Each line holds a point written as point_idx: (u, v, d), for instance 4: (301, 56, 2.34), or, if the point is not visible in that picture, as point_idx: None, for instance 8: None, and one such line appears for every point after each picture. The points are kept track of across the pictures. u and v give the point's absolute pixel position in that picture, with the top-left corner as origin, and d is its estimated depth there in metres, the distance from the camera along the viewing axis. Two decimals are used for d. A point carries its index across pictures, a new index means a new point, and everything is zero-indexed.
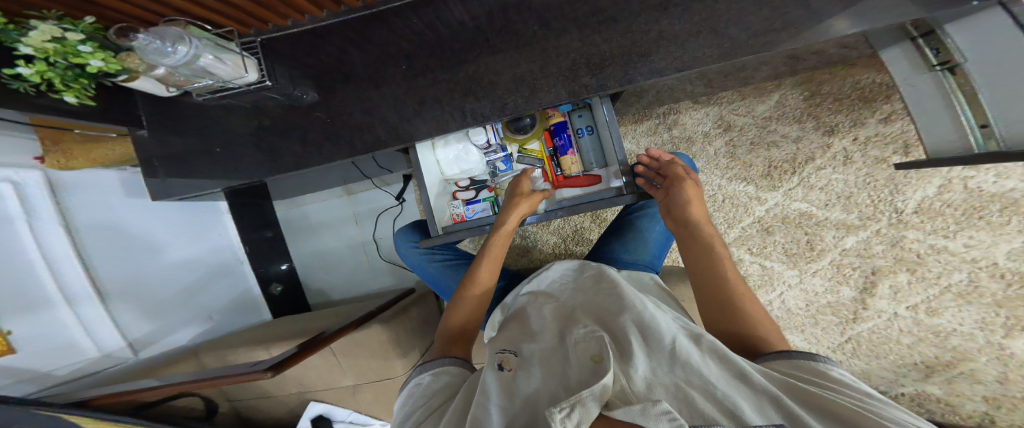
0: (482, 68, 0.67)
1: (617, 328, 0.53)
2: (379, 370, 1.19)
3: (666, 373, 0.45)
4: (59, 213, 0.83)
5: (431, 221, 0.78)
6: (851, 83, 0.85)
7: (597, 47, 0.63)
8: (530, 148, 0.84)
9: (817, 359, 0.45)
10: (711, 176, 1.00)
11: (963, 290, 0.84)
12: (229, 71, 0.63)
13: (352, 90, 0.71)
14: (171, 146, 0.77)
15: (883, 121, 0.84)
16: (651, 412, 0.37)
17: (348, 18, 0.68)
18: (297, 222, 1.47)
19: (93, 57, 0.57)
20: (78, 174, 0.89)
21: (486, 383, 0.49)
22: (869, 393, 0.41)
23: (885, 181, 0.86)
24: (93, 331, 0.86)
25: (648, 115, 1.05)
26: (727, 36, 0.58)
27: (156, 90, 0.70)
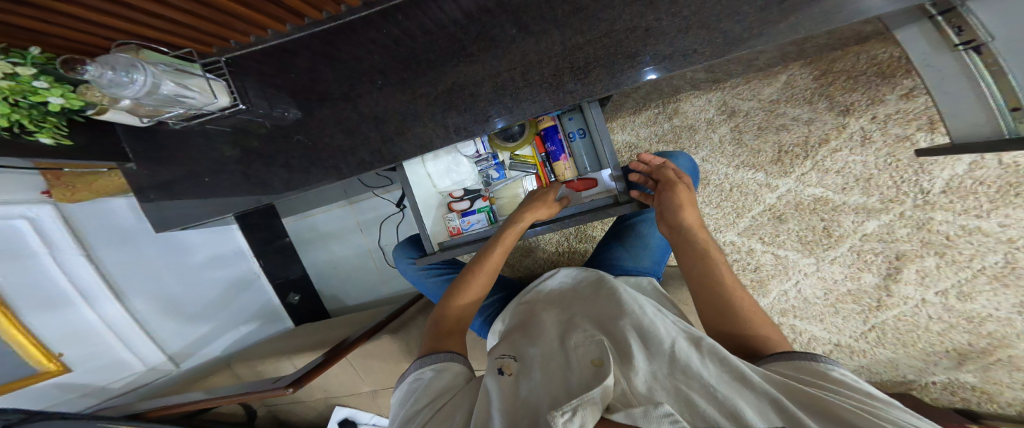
0: (461, 79, 0.65)
1: (617, 331, 0.51)
2: (394, 377, 1.22)
3: (666, 377, 0.42)
4: (79, 245, 0.88)
5: (426, 239, 0.78)
6: (867, 58, 0.78)
7: (580, 51, 0.59)
8: (523, 154, 0.81)
9: (817, 360, 0.43)
10: (716, 165, 0.96)
11: (998, 272, 0.78)
12: (197, 98, 0.61)
13: (330, 111, 0.70)
14: (159, 176, 0.78)
15: (905, 97, 0.77)
16: (653, 414, 0.36)
17: (314, 30, 0.65)
18: (300, 236, 1.47)
19: (51, 93, 0.55)
20: (85, 205, 0.91)
21: (487, 387, 0.47)
22: (872, 394, 0.38)
23: (908, 161, 0.79)
24: (136, 350, 1.00)
25: (648, 105, 1.00)
26: (720, 30, 0.54)
27: (132, 121, 0.70)
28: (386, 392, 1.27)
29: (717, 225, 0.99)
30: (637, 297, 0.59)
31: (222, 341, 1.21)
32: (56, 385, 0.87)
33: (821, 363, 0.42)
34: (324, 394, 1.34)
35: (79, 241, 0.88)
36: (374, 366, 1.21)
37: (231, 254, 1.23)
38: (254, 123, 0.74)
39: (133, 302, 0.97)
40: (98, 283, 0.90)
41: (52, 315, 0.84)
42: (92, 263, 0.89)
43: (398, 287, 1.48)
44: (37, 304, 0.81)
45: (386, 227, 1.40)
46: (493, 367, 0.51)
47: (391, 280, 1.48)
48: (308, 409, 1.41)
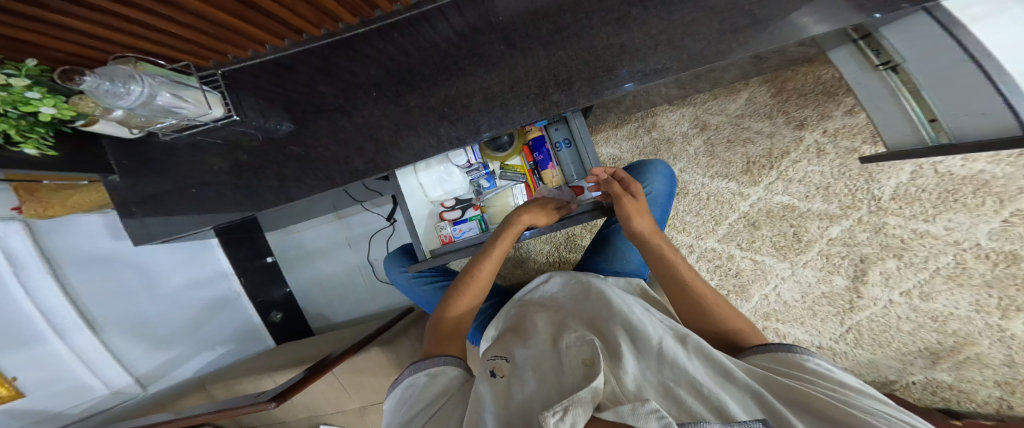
0: (454, 91, 0.69)
1: (607, 333, 0.54)
2: (382, 389, 1.20)
3: (655, 375, 0.46)
4: (46, 263, 0.83)
5: (418, 245, 0.81)
6: (813, 79, 0.87)
7: (563, 65, 0.64)
8: (512, 164, 0.85)
9: (796, 352, 0.46)
10: (694, 175, 1.02)
11: (951, 272, 0.85)
12: (193, 108, 0.63)
13: (324, 121, 0.73)
14: (146, 188, 0.78)
15: (849, 113, 0.86)
16: (641, 411, 0.36)
17: (313, 46, 0.69)
18: (289, 251, 1.46)
19: (42, 103, 0.55)
20: (56, 221, 0.87)
21: (479, 391, 0.48)
22: (847, 383, 0.41)
23: (859, 170, 0.87)
24: (100, 373, 0.92)
25: (629, 119, 1.06)
26: (684, 48, 0.60)
27: (122, 132, 0.71)
28: (375, 407, 1.25)
29: (698, 232, 1.03)
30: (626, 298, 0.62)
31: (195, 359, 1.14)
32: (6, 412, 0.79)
33: (799, 355, 0.45)
34: (308, 413, 1.30)
35: (47, 260, 0.83)
36: (362, 380, 1.19)
37: (214, 273, 1.20)
38: (247, 135, 0.76)
39: (102, 321, 0.91)
40: (65, 302, 0.84)
41: (11, 336, 0.77)
42: (58, 283, 0.84)
43: (387, 298, 1.47)
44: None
45: (376, 238, 1.41)
46: (485, 371, 0.53)
47: (380, 292, 1.47)
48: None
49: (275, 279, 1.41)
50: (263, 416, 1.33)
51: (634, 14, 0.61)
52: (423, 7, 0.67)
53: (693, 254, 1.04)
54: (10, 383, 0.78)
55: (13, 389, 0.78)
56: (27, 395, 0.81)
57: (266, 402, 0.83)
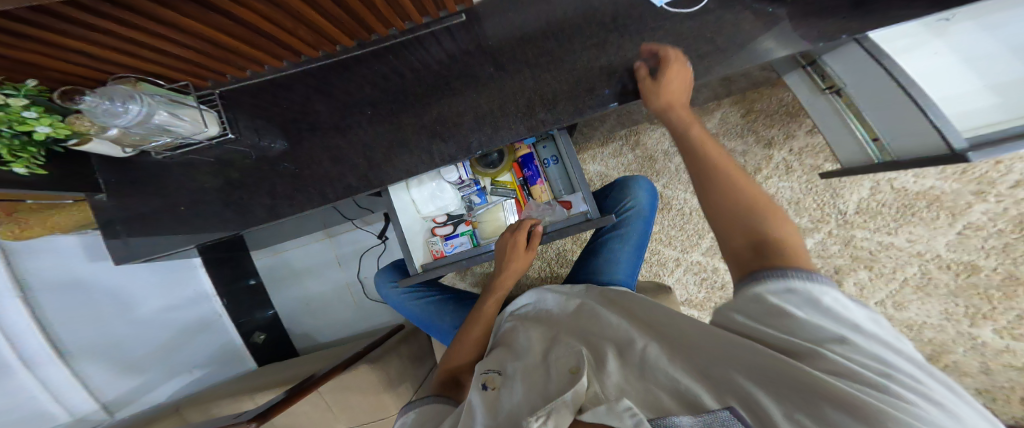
0: (445, 110, 0.72)
1: (594, 338, 0.54)
2: (371, 409, 1.18)
3: (637, 377, 0.44)
4: (18, 287, 0.79)
5: (408, 260, 0.81)
6: (777, 101, 0.93)
7: (548, 86, 0.68)
8: (502, 180, 0.88)
9: (806, 277, 0.37)
10: (677, 191, 1.06)
11: (919, 282, 0.90)
12: (188, 126, 0.66)
13: (319, 139, 0.75)
14: (132, 207, 0.77)
15: (810, 133, 0.92)
16: (616, 409, 0.38)
17: (310, 67, 0.73)
18: (276, 270, 1.44)
19: (40, 122, 0.57)
20: (33, 242, 0.84)
21: (471, 403, 0.51)
22: (858, 326, 0.34)
23: (824, 186, 0.93)
24: (65, 400, 0.86)
25: (613, 137, 1.10)
26: (656, 71, 0.65)
27: (114, 152, 0.72)
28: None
29: (683, 246, 1.07)
30: (613, 304, 0.61)
31: (169, 383, 1.09)
32: None
33: (809, 281, 0.37)
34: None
35: (19, 285, 0.79)
36: (349, 398, 1.15)
37: (193, 294, 1.17)
38: (241, 154, 0.77)
39: (68, 345, 0.86)
40: (33, 327, 0.80)
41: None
42: (29, 306, 0.80)
43: (376, 314, 1.46)
44: None
45: (366, 254, 1.41)
46: (477, 382, 0.56)
47: (369, 309, 1.46)
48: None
49: (258, 298, 1.38)
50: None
51: (611, 39, 0.67)
52: (416, 32, 0.71)
53: (680, 268, 1.08)
54: None
55: None
56: None
57: (246, 423, 0.80)
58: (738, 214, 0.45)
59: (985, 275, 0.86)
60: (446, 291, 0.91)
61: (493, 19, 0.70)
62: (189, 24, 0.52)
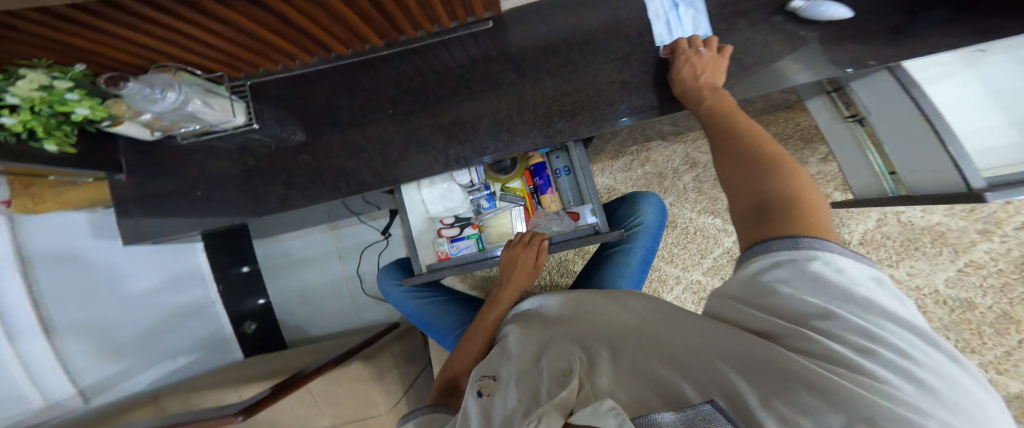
0: (463, 113, 0.73)
1: (590, 338, 0.50)
2: (357, 406, 1.11)
3: (630, 377, 0.41)
4: (21, 262, 0.79)
5: (414, 258, 0.81)
6: (794, 125, 0.94)
7: (568, 96, 0.69)
8: (512, 187, 0.89)
9: (804, 246, 0.35)
10: (682, 209, 1.07)
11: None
12: (217, 115, 0.65)
13: (339, 134, 0.76)
14: (151, 189, 0.78)
15: (822, 161, 0.93)
16: (600, 410, 0.35)
17: (339, 64, 0.74)
18: (277, 259, 1.43)
19: (79, 105, 0.58)
20: (47, 218, 0.85)
21: (468, 411, 0.51)
22: (851, 295, 0.32)
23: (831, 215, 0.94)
24: (42, 378, 0.80)
25: (623, 152, 1.11)
26: None
27: (142, 135, 0.72)
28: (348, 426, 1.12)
29: (684, 264, 1.08)
30: (608, 300, 0.57)
31: (149, 370, 1.02)
32: None
33: (803, 253, 0.35)
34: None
35: (21, 258, 0.79)
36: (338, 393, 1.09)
37: (189, 276, 1.12)
38: (258, 143, 0.77)
39: (56, 320, 0.83)
40: (25, 302, 0.78)
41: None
42: (27, 281, 0.79)
43: (372, 312, 1.45)
44: None
45: (367, 251, 1.41)
46: (472, 389, 0.55)
47: (366, 306, 1.45)
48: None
49: (257, 286, 1.37)
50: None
51: (634, 54, 0.68)
52: (443, 36, 0.73)
53: (679, 286, 1.08)
54: None
55: None
56: None
57: (233, 415, 0.74)
58: (761, 178, 0.42)
59: (981, 312, 0.86)
60: (449, 293, 0.91)
61: (518, 26, 0.72)
62: (229, 17, 0.52)
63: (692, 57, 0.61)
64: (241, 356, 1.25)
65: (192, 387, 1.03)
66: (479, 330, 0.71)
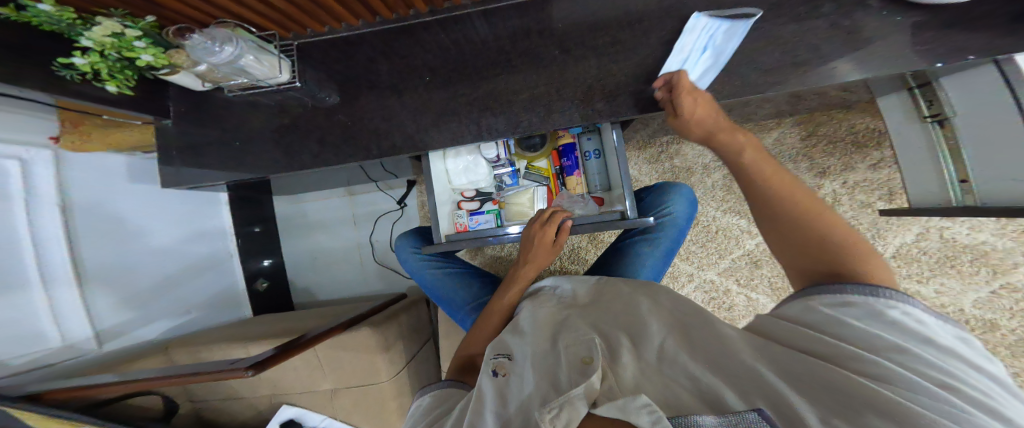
0: (500, 86, 0.71)
1: (608, 330, 0.51)
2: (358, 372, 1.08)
3: (654, 372, 0.43)
4: (59, 196, 0.80)
5: (435, 229, 0.79)
6: (848, 126, 0.92)
7: (613, 76, 0.67)
8: (537, 166, 0.87)
9: (878, 295, 0.36)
10: (706, 207, 1.05)
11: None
12: (265, 71, 0.67)
13: (375, 97, 0.74)
14: (191, 138, 0.79)
15: (873, 168, 0.91)
16: (633, 404, 0.36)
17: (382, 28, 0.74)
18: (294, 221, 1.44)
19: (145, 52, 0.61)
20: (87, 157, 0.87)
21: (482, 389, 0.49)
22: (930, 339, 0.32)
23: (867, 225, 0.92)
24: (63, 318, 0.81)
25: (652, 143, 1.08)
26: (738, 73, 0.64)
27: (193, 85, 0.73)
28: (349, 391, 1.10)
29: (700, 263, 1.06)
30: (635, 295, 0.57)
31: (166, 322, 1.03)
32: None
33: (880, 300, 0.35)
34: (271, 392, 1.10)
35: (59, 195, 0.80)
36: (343, 360, 1.07)
37: (210, 230, 1.14)
38: (294, 100, 0.76)
39: (87, 262, 0.84)
40: (60, 237, 0.80)
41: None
42: (63, 215, 0.81)
43: (382, 282, 1.45)
44: None
45: (382, 221, 1.42)
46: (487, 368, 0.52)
47: (377, 276, 1.45)
48: (245, 408, 1.12)
49: (270, 246, 1.38)
50: (215, 389, 1.09)
51: (694, 37, 0.65)
52: (487, 5, 0.71)
53: (691, 284, 1.07)
54: None
55: None
56: None
57: (243, 369, 0.73)
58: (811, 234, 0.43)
59: (1002, 333, 0.84)
60: (465, 267, 0.90)
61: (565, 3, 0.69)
62: None
63: (698, 94, 0.57)
64: (249, 313, 1.26)
65: (202, 338, 1.03)
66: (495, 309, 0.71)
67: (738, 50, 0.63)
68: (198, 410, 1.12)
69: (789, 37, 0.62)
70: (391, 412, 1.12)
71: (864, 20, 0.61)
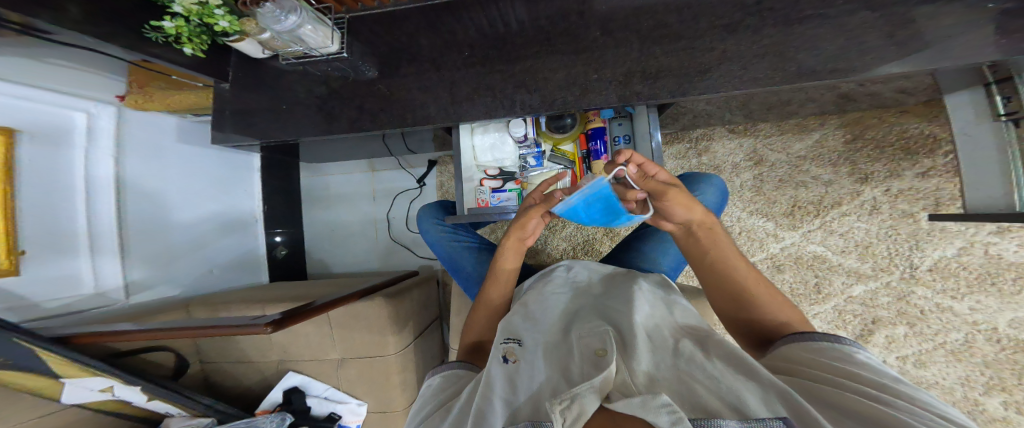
0: (537, 65, 0.73)
1: (623, 322, 0.52)
2: (366, 346, 1.06)
3: (669, 368, 0.45)
4: (117, 147, 0.87)
5: (459, 202, 0.83)
6: (899, 130, 0.90)
7: (655, 60, 0.67)
8: (563, 149, 0.86)
9: (844, 343, 0.42)
10: (733, 207, 1.02)
11: (956, 348, 0.90)
12: (318, 40, 0.73)
13: (414, 70, 0.78)
14: (240, 100, 0.84)
15: (921, 175, 0.89)
16: (651, 404, 0.37)
17: (427, 4, 0.76)
18: (317, 191, 1.47)
19: (222, 19, 0.64)
20: (147, 116, 0.94)
21: (491, 374, 0.48)
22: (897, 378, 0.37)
23: (908, 236, 0.92)
24: (99, 263, 0.84)
25: (680, 139, 1.07)
26: (795, 60, 0.61)
27: (254, 52, 0.78)
28: (356, 362, 1.07)
29: None
30: (645, 293, 0.59)
31: (192, 279, 1.06)
32: None
33: (847, 345, 0.41)
34: (280, 357, 1.08)
35: (118, 144, 0.87)
36: (354, 331, 1.05)
37: (241, 192, 1.18)
38: (337, 74, 0.81)
39: (129, 212, 0.89)
40: (111, 186, 0.86)
41: (43, 204, 0.74)
42: (117, 165, 0.87)
43: (396, 259, 1.46)
44: (46, 185, 0.75)
45: (401, 199, 1.43)
46: (497, 354, 0.51)
47: (392, 252, 1.46)
48: (251, 373, 1.11)
49: (291, 217, 1.40)
50: (226, 351, 1.09)
51: (747, 22, 0.63)
52: None
53: None
54: (17, 255, 0.70)
55: (15, 263, 0.70)
56: (26, 274, 0.72)
57: (263, 326, 0.74)
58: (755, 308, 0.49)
59: None
60: (483, 243, 0.90)
61: None
62: None
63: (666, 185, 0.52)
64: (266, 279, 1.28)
65: (219, 298, 1.03)
66: (495, 287, 0.67)
67: (794, 37, 0.61)
68: (206, 372, 1.13)
69: (857, 23, 0.59)
70: (394, 386, 1.09)
71: (921, 18, 0.57)
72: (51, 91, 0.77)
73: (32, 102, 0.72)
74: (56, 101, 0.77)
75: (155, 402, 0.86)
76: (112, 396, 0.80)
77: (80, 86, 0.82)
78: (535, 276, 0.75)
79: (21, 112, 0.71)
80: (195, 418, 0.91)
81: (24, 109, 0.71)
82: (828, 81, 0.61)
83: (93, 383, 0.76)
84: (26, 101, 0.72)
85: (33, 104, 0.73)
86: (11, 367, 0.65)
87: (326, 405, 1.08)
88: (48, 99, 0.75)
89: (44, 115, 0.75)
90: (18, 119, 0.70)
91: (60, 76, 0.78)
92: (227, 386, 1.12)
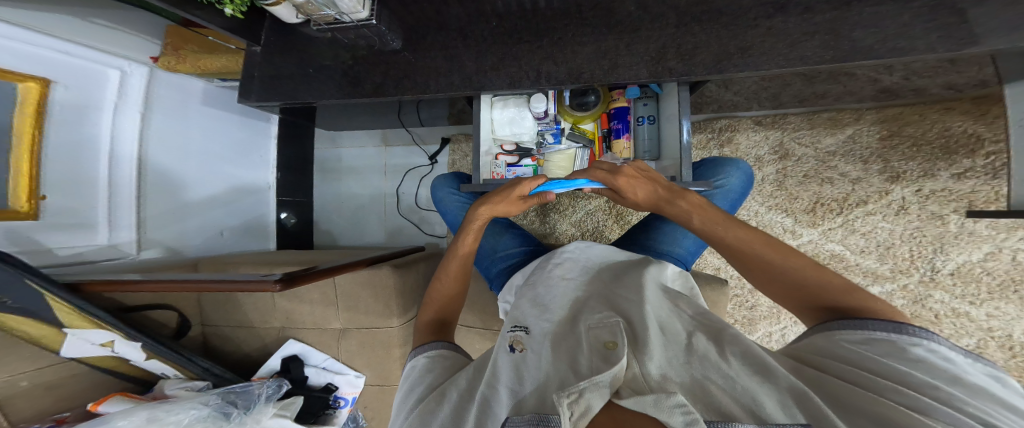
0: (567, 37, 0.71)
1: (634, 315, 0.48)
2: (367, 318, 1.05)
3: (681, 366, 0.40)
4: (143, 106, 0.87)
5: (476, 171, 0.80)
6: (941, 129, 0.87)
7: (692, 36, 0.65)
8: (584, 128, 0.84)
9: (905, 333, 0.36)
10: (751, 201, 1.01)
11: None
12: (349, 6, 0.68)
13: (442, 38, 0.76)
14: (263, 61, 0.82)
15: (956, 177, 0.87)
16: (665, 403, 0.33)
17: None
18: (329, 162, 1.47)
19: None
20: (173, 77, 0.94)
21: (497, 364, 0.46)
22: (958, 380, 0.32)
23: (932, 239, 0.90)
24: (116, 216, 0.84)
25: (704, 128, 1.05)
26: (850, 38, 0.59)
27: (288, 17, 0.76)
28: (359, 333, 1.07)
29: None
30: (654, 284, 0.56)
31: (200, 240, 1.05)
32: (9, 234, 0.68)
33: (905, 338, 0.36)
34: (283, 323, 1.09)
35: (145, 102, 0.87)
36: (360, 300, 1.04)
37: (256, 156, 1.18)
38: (363, 40, 0.79)
39: (149, 168, 0.89)
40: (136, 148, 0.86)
41: (68, 155, 0.74)
42: (143, 126, 0.87)
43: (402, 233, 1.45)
44: (68, 138, 0.74)
45: (412, 173, 1.42)
46: (504, 343, 0.49)
47: (399, 226, 1.45)
48: (251, 340, 1.12)
49: (302, 187, 1.40)
50: (228, 314, 1.09)
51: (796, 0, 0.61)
52: None
53: None
54: (37, 200, 0.70)
55: (35, 207, 0.70)
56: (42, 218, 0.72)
57: (272, 283, 0.74)
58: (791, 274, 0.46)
59: None
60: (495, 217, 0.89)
61: None
62: None
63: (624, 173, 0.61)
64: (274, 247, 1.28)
65: (226, 259, 1.03)
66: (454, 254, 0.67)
67: (847, 19, 0.59)
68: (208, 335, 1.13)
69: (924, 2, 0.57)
70: (394, 360, 1.08)
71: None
72: (90, 48, 0.77)
73: (73, 57, 0.73)
74: (91, 56, 0.76)
75: (154, 361, 0.86)
76: (112, 351, 0.81)
77: (118, 45, 0.82)
78: (535, 261, 0.75)
79: (58, 64, 0.71)
80: (189, 380, 0.93)
81: (61, 62, 0.72)
82: (880, 61, 0.59)
83: (95, 337, 0.76)
84: (66, 55, 0.72)
85: (71, 59, 0.73)
86: (15, 310, 0.64)
87: (324, 375, 1.09)
88: (84, 54, 0.76)
89: (81, 69, 0.75)
90: (54, 70, 0.71)
91: (100, 35, 0.79)
92: (227, 350, 1.13)
